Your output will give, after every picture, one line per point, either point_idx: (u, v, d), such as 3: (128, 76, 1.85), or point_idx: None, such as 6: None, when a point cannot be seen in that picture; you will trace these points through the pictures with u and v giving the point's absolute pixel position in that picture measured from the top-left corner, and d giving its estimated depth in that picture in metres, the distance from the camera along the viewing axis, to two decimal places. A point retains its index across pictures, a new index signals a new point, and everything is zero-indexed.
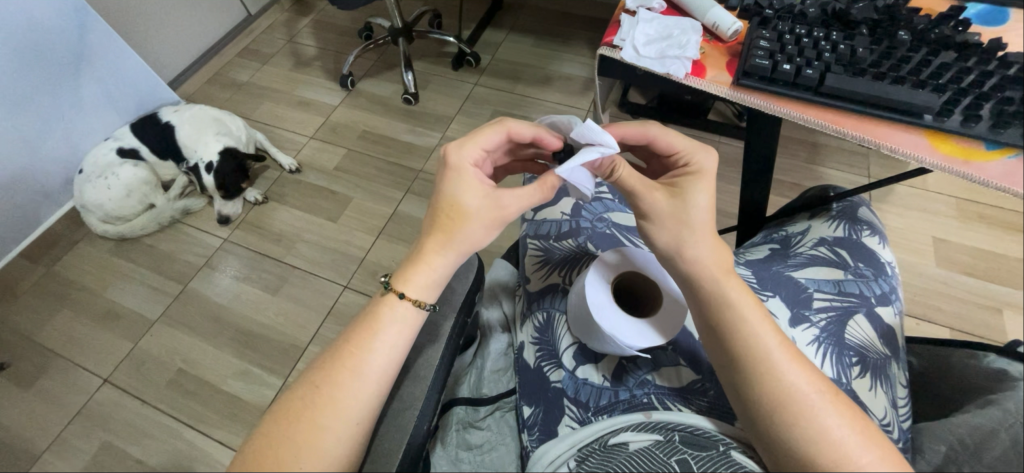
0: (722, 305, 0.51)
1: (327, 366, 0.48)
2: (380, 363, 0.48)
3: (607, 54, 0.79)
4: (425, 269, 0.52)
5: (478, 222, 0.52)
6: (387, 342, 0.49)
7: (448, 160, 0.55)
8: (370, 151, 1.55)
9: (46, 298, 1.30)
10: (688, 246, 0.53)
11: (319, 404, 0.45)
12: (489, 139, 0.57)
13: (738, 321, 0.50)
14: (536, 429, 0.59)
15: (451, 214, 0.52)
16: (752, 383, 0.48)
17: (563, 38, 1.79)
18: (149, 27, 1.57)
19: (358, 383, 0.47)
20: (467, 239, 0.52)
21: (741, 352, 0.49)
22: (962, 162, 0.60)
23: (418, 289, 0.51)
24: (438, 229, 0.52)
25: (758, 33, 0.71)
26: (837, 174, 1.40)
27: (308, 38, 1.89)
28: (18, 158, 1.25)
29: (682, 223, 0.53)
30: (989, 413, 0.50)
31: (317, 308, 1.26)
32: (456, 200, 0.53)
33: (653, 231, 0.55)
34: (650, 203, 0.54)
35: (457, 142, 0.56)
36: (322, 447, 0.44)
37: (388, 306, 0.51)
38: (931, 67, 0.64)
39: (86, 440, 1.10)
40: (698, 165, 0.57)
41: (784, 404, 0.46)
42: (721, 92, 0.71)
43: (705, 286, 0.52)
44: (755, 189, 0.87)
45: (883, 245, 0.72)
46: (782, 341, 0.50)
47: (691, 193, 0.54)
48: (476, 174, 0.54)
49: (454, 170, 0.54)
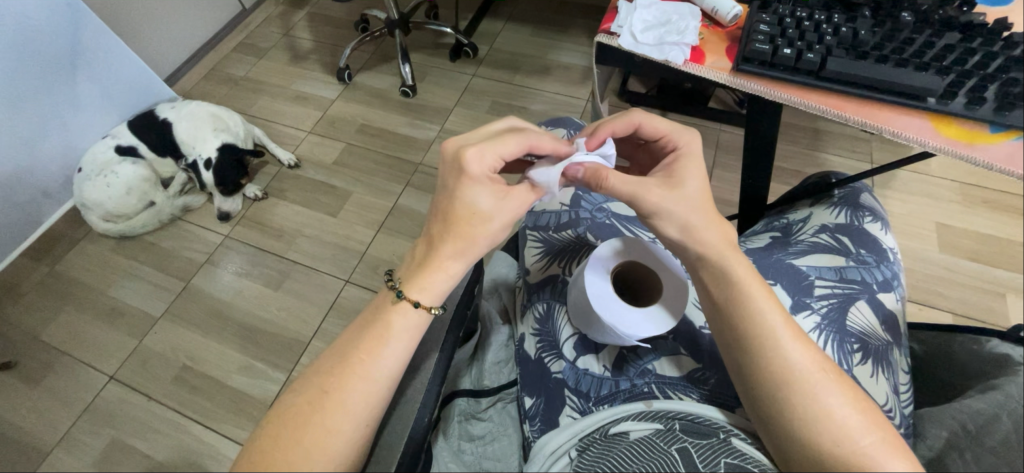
0: (729, 282, 0.51)
1: (337, 370, 0.47)
2: (388, 369, 0.48)
3: (605, 41, 0.77)
4: (439, 275, 0.51)
5: (499, 227, 0.52)
6: (396, 347, 0.49)
7: (469, 168, 0.51)
8: (370, 145, 1.54)
9: (49, 296, 1.31)
10: (698, 227, 0.53)
11: (328, 410, 0.45)
12: (511, 150, 0.53)
13: (744, 298, 0.50)
14: (537, 419, 0.60)
15: (471, 221, 0.51)
16: (753, 362, 0.48)
17: (561, 27, 1.77)
18: (143, 21, 1.55)
19: (368, 386, 0.47)
20: (488, 245, 0.52)
21: (748, 331, 0.49)
22: (964, 145, 0.59)
23: (433, 296, 0.51)
24: (456, 237, 0.51)
25: (758, 17, 0.70)
26: (838, 160, 1.39)
27: (304, 31, 1.87)
28: (17, 158, 1.25)
29: (688, 208, 0.53)
30: (989, 397, 0.50)
31: (319, 302, 1.26)
32: (479, 208, 0.51)
33: (660, 223, 0.53)
34: (654, 200, 0.52)
35: (479, 147, 0.52)
36: (329, 450, 0.44)
37: (400, 315, 0.50)
38: (935, 48, 0.63)
39: (94, 437, 1.11)
40: (687, 147, 0.57)
41: (787, 383, 0.46)
42: (721, 78, 0.70)
43: (712, 261, 0.52)
44: (756, 176, 0.87)
45: (884, 232, 0.71)
46: (787, 320, 0.49)
47: (686, 180, 0.54)
48: (499, 183, 0.52)
49: (475, 177, 0.51)
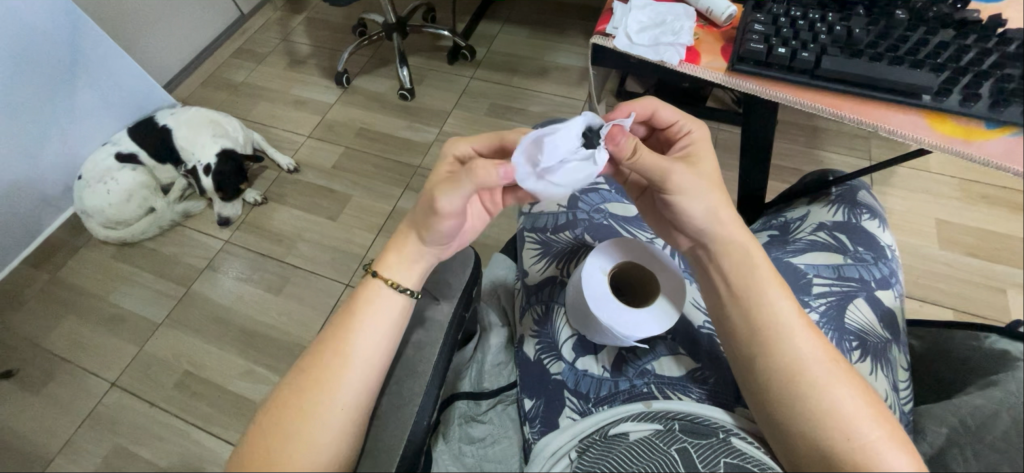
0: (741, 274, 0.52)
1: (315, 353, 0.48)
2: (362, 345, 0.48)
3: (600, 43, 0.77)
4: (394, 254, 0.53)
5: (440, 213, 0.51)
6: (370, 325, 0.49)
7: (438, 151, 0.56)
8: (368, 149, 1.54)
9: (50, 303, 1.31)
10: (716, 211, 0.53)
11: (307, 393, 0.46)
12: (480, 140, 0.56)
13: (755, 290, 0.51)
14: (537, 421, 0.60)
15: (422, 203, 0.53)
16: (761, 353, 0.49)
17: (558, 28, 1.77)
18: (141, 29, 1.56)
19: (343, 364, 0.47)
20: (417, 227, 0.51)
21: (755, 323, 0.50)
22: (962, 141, 0.59)
23: (393, 270, 0.52)
24: (411, 217, 0.53)
25: (752, 17, 0.70)
26: (837, 157, 1.39)
27: (302, 36, 1.88)
28: (17, 166, 1.25)
29: (707, 190, 0.54)
30: (989, 394, 0.50)
31: (318, 306, 1.26)
32: (424, 186, 0.52)
33: (684, 203, 0.53)
34: (680, 176, 0.53)
35: (453, 136, 0.57)
36: (310, 432, 0.44)
37: (368, 290, 0.52)
38: (930, 46, 0.63)
39: (96, 443, 1.11)
40: (699, 134, 0.58)
41: (792, 374, 0.47)
42: (716, 78, 0.70)
43: (728, 253, 0.53)
44: (754, 175, 0.87)
45: (883, 229, 0.71)
46: (798, 313, 0.50)
47: (701, 162, 0.55)
48: (458, 169, 0.54)
49: (437, 162, 0.55)
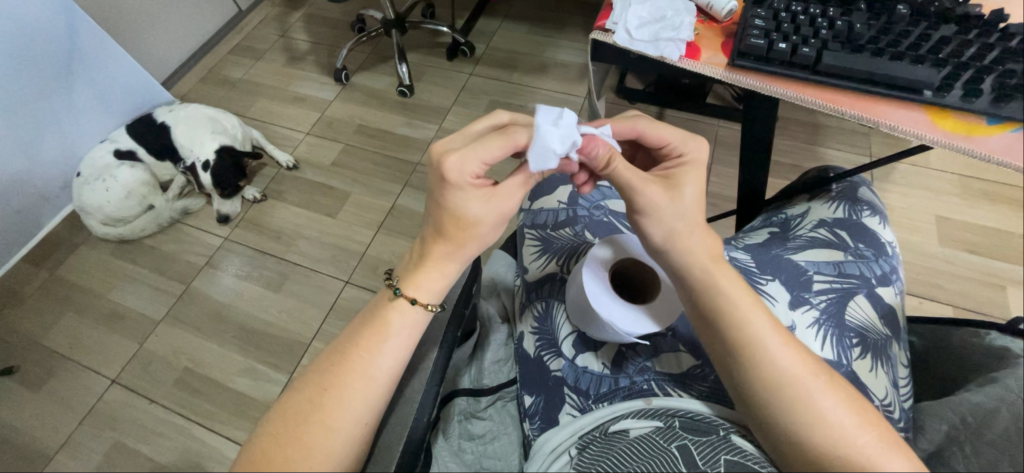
0: (713, 292, 0.50)
1: (335, 365, 0.48)
2: (389, 366, 0.48)
3: (600, 38, 0.77)
4: (433, 273, 0.52)
5: (488, 227, 0.51)
6: (397, 344, 0.49)
7: (450, 178, 0.48)
8: (367, 146, 1.54)
9: (50, 301, 1.31)
10: (682, 235, 0.52)
11: (327, 406, 0.45)
12: (492, 153, 0.49)
13: (728, 308, 0.49)
14: (537, 417, 0.60)
15: (462, 226, 0.50)
16: (746, 371, 0.48)
17: (558, 24, 1.77)
18: (139, 26, 1.55)
19: (367, 383, 0.47)
20: (476, 245, 0.52)
21: (732, 340, 0.49)
22: (963, 137, 0.59)
23: (427, 292, 0.51)
24: (447, 240, 0.51)
25: (753, 12, 0.70)
26: (837, 154, 1.39)
27: (300, 32, 1.87)
28: (14, 163, 1.25)
29: (679, 216, 0.52)
30: (989, 390, 0.50)
31: (319, 303, 1.26)
32: (466, 214, 0.49)
33: (647, 222, 0.53)
34: (648, 197, 0.51)
35: (457, 155, 0.48)
36: (331, 446, 0.44)
37: (397, 310, 0.50)
38: (931, 41, 0.63)
39: (97, 440, 1.11)
40: (691, 154, 0.54)
41: (776, 388, 0.46)
42: (717, 73, 0.69)
43: (697, 273, 0.51)
44: (755, 172, 0.86)
45: (883, 225, 0.71)
46: (773, 324, 0.49)
47: (683, 186, 0.52)
48: (483, 187, 0.50)
49: (458, 188, 0.48)
